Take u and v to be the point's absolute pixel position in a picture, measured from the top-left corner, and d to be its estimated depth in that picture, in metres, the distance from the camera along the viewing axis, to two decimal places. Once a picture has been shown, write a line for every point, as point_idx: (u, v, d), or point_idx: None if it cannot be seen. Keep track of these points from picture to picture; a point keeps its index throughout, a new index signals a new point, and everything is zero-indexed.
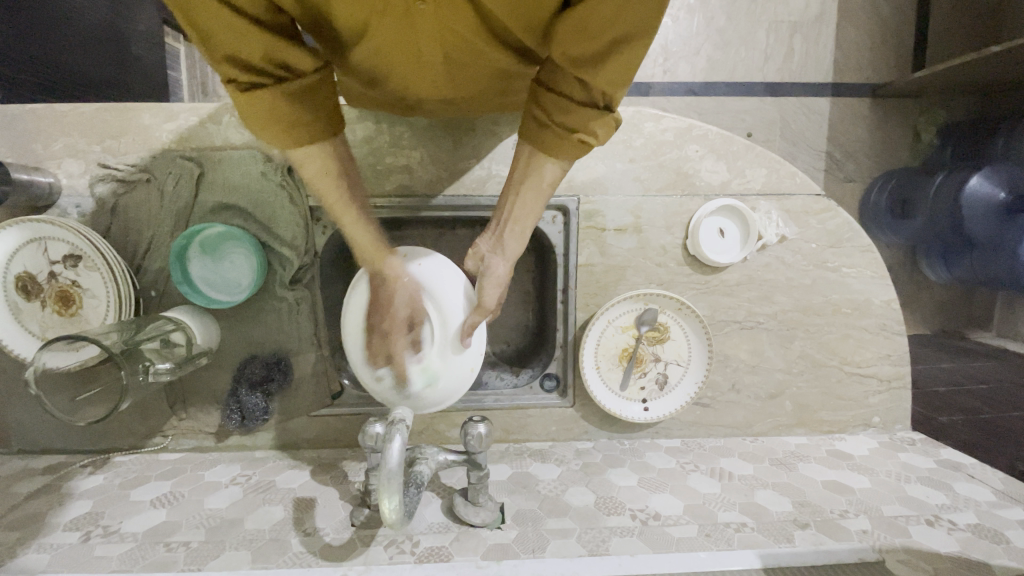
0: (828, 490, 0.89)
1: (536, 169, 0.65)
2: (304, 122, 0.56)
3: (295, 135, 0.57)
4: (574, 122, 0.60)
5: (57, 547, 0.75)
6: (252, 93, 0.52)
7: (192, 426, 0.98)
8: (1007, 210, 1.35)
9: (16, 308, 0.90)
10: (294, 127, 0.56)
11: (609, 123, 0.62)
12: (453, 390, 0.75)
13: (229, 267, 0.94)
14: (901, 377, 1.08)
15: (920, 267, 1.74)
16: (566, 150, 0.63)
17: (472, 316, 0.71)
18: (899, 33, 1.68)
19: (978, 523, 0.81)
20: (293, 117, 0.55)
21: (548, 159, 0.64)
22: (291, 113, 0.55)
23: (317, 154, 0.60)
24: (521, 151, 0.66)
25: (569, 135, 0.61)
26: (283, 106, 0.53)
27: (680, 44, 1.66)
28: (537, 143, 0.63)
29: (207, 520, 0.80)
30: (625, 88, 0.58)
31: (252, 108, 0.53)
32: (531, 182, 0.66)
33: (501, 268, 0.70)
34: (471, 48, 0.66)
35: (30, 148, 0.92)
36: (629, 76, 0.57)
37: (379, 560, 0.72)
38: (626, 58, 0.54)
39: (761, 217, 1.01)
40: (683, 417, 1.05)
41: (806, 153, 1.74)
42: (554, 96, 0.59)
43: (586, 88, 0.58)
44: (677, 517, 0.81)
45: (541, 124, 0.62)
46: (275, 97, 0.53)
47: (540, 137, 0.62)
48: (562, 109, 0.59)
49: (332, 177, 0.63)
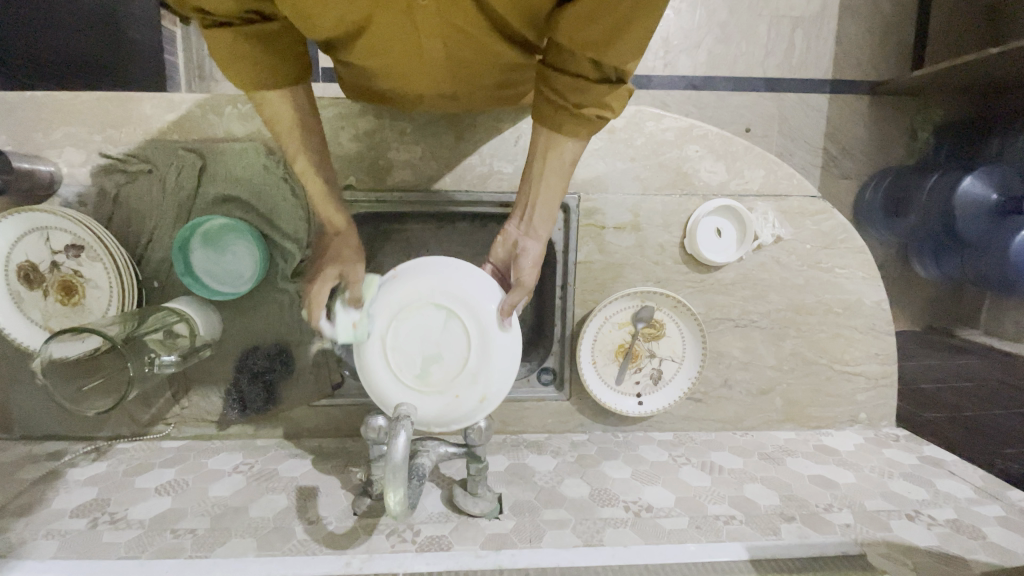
0: (814, 485, 0.92)
1: (557, 150, 0.69)
2: (266, 67, 0.64)
3: (258, 77, 0.65)
4: (588, 99, 0.62)
5: (65, 533, 0.77)
6: (215, 32, 0.60)
7: (194, 415, 1.00)
8: (1000, 210, 1.41)
9: (18, 297, 0.91)
10: (253, 69, 0.64)
11: (623, 95, 0.64)
12: (503, 374, 0.71)
13: (231, 260, 0.94)
14: (889, 375, 1.11)
15: (911, 265, 1.78)
16: (581, 128, 0.66)
17: (515, 295, 0.71)
18: (899, 31, 1.69)
19: (956, 519, 0.85)
20: (254, 59, 0.63)
21: (568, 138, 0.68)
22: (256, 56, 0.63)
23: (286, 99, 0.70)
24: (538, 137, 0.70)
25: (588, 113, 0.64)
26: (242, 46, 0.61)
27: (681, 37, 1.65)
28: (554, 127, 0.67)
29: (213, 507, 0.82)
30: (637, 61, 0.59)
31: (216, 46, 0.61)
32: (553, 161, 0.70)
33: (533, 247, 0.75)
34: (472, 44, 0.67)
35: (30, 136, 0.92)
36: (639, 50, 0.58)
37: (382, 548, 0.74)
38: (633, 36, 0.56)
39: (757, 218, 1.03)
40: (676, 411, 1.08)
41: (803, 149, 1.75)
42: (569, 79, 0.62)
43: (599, 68, 0.60)
44: (669, 510, 0.84)
45: (557, 108, 0.65)
46: (237, 42, 0.61)
47: (557, 120, 0.66)
48: (575, 89, 0.62)
49: (294, 126, 0.73)
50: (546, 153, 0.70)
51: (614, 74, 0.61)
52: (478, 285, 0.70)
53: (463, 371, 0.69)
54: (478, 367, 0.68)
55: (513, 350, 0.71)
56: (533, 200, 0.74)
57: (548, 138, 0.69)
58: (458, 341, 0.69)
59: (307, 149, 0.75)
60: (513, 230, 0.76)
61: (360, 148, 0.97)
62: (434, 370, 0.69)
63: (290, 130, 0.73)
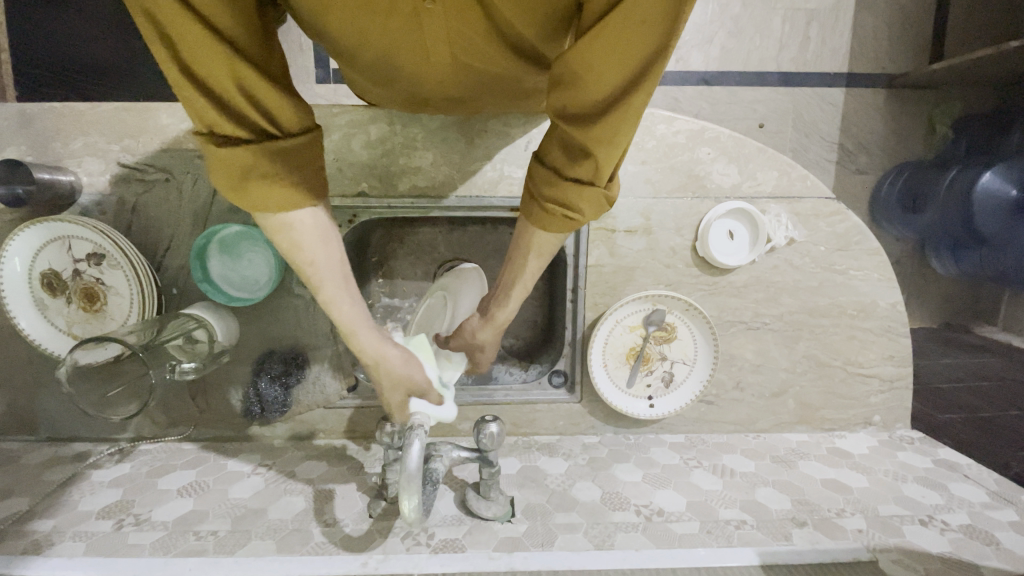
0: (826, 489, 0.92)
1: (525, 238, 0.66)
2: (289, 183, 0.55)
3: (275, 196, 0.56)
4: (556, 194, 0.59)
5: (92, 535, 0.79)
6: (231, 146, 0.52)
7: (212, 417, 1.02)
8: (1020, 206, 1.38)
9: (42, 304, 0.93)
10: (274, 187, 0.55)
11: (598, 201, 0.59)
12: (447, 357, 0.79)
13: (247, 266, 0.96)
14: (904, 377, 1.10)
15: (929, 261, 1.76)
16: (549, 224, 0.62)
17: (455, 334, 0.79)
18: (917, 23, 1.65)
19: (970, 524, 0.84)
20: (264, 172, 0.54)
21: (536, 231, 0.64)
22: (279, 172, 0.54)
23: (304, 223, 0.59)
24: (520, 220, 0.67)
25: (553, 209, 0.60)
26: (264, 160, 0.53)
27: (693, 32, 1.63)
28: (527, 215, 0.64)
29: (233, 509, 0.84)
30: (609, 166, 0.55)
31: (228, 162, 0.52)
32: (519, 249, 0.67)
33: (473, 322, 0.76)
34: (479, 50, 0.66)
35: (51, 147, 0.94)
36: (616, 150, 0.54)
37: (397, 550, 0.75)
38: (605, 130, 0.52)
39: (771, 221, 1.02)
40: (688, 413, 1.08)
41: (817, 145, 1.73)
42: (545, 171, 0.60)
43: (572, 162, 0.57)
44: (680, 514, 0.84)
45: (532, 197, 0.63)
46: (257, 154, 0.52)
47: (530, 207, 0.64)
48: (547, 181, 0.60)
49: (315, 240, 0.60)
50: (519, 239, 0.67)
51: (586, 175, 0.57)
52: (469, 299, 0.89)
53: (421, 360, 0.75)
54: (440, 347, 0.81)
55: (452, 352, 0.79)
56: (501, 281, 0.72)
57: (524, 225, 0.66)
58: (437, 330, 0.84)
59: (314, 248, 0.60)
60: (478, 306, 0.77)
61: (372, 154, 0.98)
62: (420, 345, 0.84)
63: (300, 244, 0.60)
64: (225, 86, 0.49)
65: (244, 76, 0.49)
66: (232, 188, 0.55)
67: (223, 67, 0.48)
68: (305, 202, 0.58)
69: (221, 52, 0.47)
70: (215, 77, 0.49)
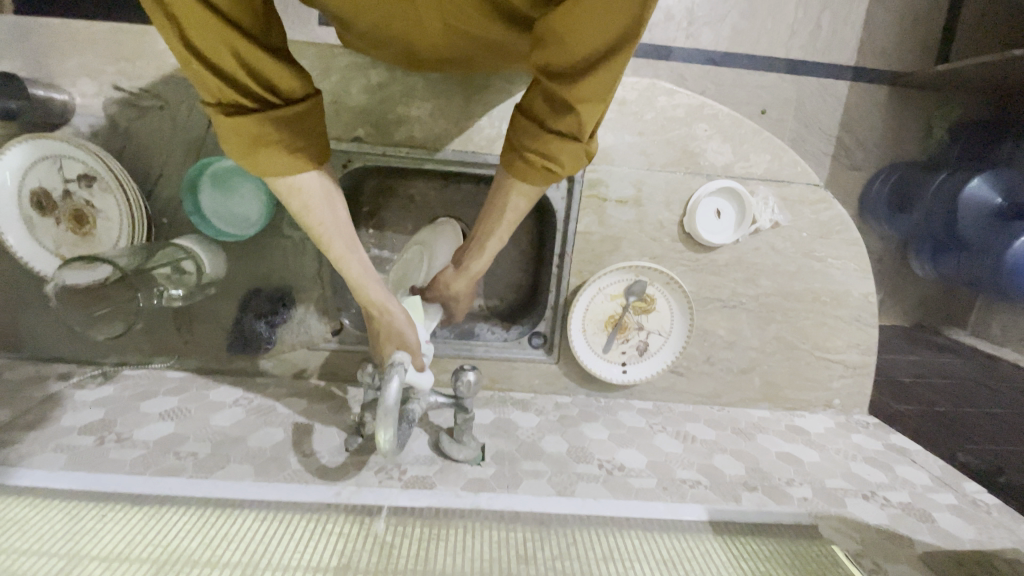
0: (780, 461, 0.98)
1: (506, 191, 0.68)
2: (294, 148, 0.57)
3: (286, 163, 0.58)
4: (539, 147, 0.62)
5: (74, 448, 0.81)
6: (236, 117, 0.52)
7: (197, 348, 1.04)
8: (1002, 214, 1.43)
9: (30, 222, 0.93)
10: (282, 154, 0.57)
11: (578, 155, 0.62)
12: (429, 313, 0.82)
13: (238, 203, 0.96)
14: (867, 365, 1.15)
15: (908, 260, 1.81)
16: (530, 177, 0.65)
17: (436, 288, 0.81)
18: (929, 22, 1.65)
19: (909, 502, 0.91)
20: (275, 143, 0.55)
21: (516, 182, 0.67)
22: (284, 139, 0.56)
23: (308, 185, 0.61)
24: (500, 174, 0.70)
25: (535, 160, 0.63)
26: (269, 130, 0.54)
27: (706, 9, 1.61)
28: (508, 167, 0.67)
29: (213, 435, 0.87)
30: (593, 118, 0.58)
31: (236, 133, 0.54)
32: (499, 202, 0.70)
33: (449, 271, 0.79)
34: (470, 20, 0.66)
35: (44, 63, 0.92)
36: (599, 104, 0.57)
37: (370, 483, 0.78)
38: (591, 84, 0.54)
39: (758, 203, 1.04)
40: (658, 382, 1.12)
41: (816, 136, 1.74)
42: (529, 123, 0.62)
43: (555, 116, 0.59)
44: (640, 471, 0.89)
45: (515, 149, 0.65)
46: (263, 124, 0.53)
47: (512, 160, 0.66)
48: (531, 134, 0.62)
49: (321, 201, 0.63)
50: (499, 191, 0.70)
51: (569, 128, 0.59)
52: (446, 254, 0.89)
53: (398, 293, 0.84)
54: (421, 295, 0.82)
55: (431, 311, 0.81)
56: (480, 229, 0.75)
57: (505, 177, 0.69)
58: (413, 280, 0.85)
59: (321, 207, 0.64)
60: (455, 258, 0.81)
61: (371, 100, 0.98)
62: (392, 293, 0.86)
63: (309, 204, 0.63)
64: (224, 58, 0.49)
65: (244, 50, 0.49)
66: (241, 155, 0.56)
67: (228, 49, 0.48)
68: (314, 164, 0.60)
69: (228, 36, 0.47)
70: (215, 50, 0.48)
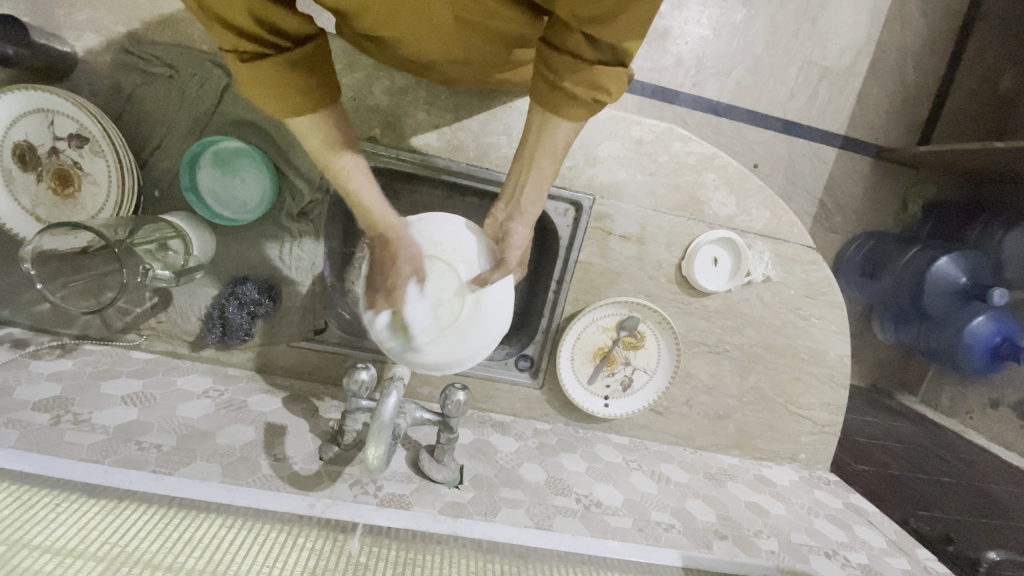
0: (748, 510, 1.00)
1: (550, 131, 0.67)
2: (312, 89, 0.57)
3: (301, 105, 0.58)
4: (585, 81, 0.61)
5: (26, 425, 0.75)
6: (256, 67, 0.54)
7: (170, 330, 0.98)
8: (965, 292, 1.53)
9: (9, 176, 0.87)
10: (300, 96, 0.57)
11: (622, 77, 0.63)
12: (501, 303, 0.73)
13: (239, 185, 0.92)
14: (834, 424, 1.19)
15: (872, 325, 1.89)
16: (577, 111, 0.64)
17: (495, 272, 0.70)
18: (914, 105, 1.77)
19: (867, 564, 0.94)
20: (301, 87, 0.56)
21: (563, 120, 0.65)
22: (301, 82, 0.56)
23: (320, 124, 0.61)
24: (533, 116, 0.68)
25: (582, 95, 0.62)
26: (284, 75, 0.55)
27: (715, 60, 1.67)
28: (549, 107, 0.65)
29: (179, 427, 0.82)
30: (636, 40, 0.59)
31: (259, 83, 0.55)
32: (546, 144, 0.68)
33: (520, 231, 0.72)
34: (483, 10, 0.63)
35: (50, 12, 0.87)
36: (638, 28, 0.58)
37: (344, 496, 0.76)
38: (635, 10, 0.56)
39: (753, 256, 1.07)
40: (637, 419, 1.13)
41: (802, 196, 1.80)
42: (563, 58, 0.61)
43: (596, 47, 0.59)
44: (616, 508, 0.89)
45: (553, 87, 0.63)
46: (278, 70, 0.54)
47: (552, 99, 0.64)
48: (572, 69, 0.61)
49: (331, 143, 0.63)
50: (540, 135, 0.68)
51: (612, 54, 0.60)
52: (458, 228, 0.71)
53: (466, 301, 0.70)
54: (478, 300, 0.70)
55: (504, 296, 0.73)
56: (520, 183, 0.71)
57: (542, 119, 0.67)
58: (462, 281, 0.69)
59: (333, 148, 0.63)
60: (500, 212, 0.73)
61: (390, 102, 0.96)
62: (444, 313, 0.69)
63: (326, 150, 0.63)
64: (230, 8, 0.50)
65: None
66: (266, 102, 0.57)
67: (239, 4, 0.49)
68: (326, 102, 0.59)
69: None
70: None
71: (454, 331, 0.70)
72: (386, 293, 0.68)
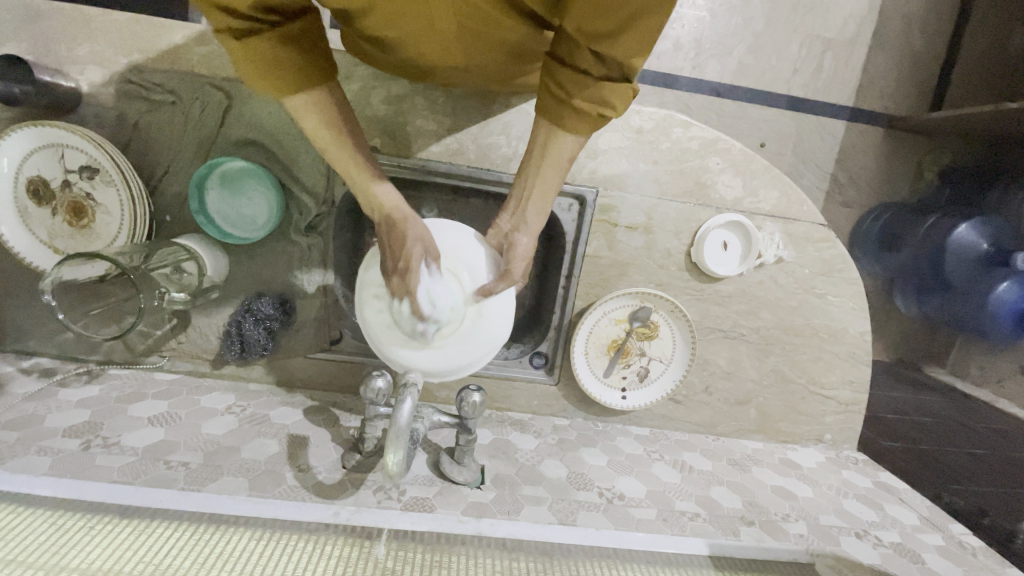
0: (775, 494, 0.99)
1: (555, 144, 0.67)
2: (303, 69, 0.59)
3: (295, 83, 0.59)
4: (589, 96, 0.61)
5: (58, 452, 0.78)
6: (247, 44, 0.55)
7: (190, 350, 1.01)
8: (988, 260, 1.49)
9: (25, 211, 0.90)
10: (291, 74, 0.58)
11: (627, 94, 0.62)
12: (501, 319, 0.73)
13: (246, 204, 0.94)
14: (859, 403, 1.17)
15: (893, 298, 1.85)
16: (581, 125, 0.64)
17: (498, 283, 0.70)
18: (923, 71, 1.72)
19: (900, 543, 0.92)
20: (293, 64, 0.58)
21: (567, 132, 0.65)
22: (292, 63, 0.57)
23: (318, 105, 0.62)
24: (540, 128, 0.68)
25: (588, 109, 0.62)
26: (275, 54, 0.56)
27: (714, 40, 1.64)
28: (554, 120, 0.65)
29: (206, 444, 0.84)
30: (643, 58, 0.58)
31: (248, 59, 0.56)
32: (552, 156, 0.68)
33: (523, 241, 0.71)
34: (486, 20, 0.63)
35: (53, 48, 0.89)
36: (645, 47, 0.57)
37: (368, 503, 0.77)
38: (641, 31, 0.55)
39: (764, 237, 1.06)
40: (656, 409, 1.12)
41: (812, 172, 1.77)
42: (569, 72, 0.61)
43: (602, 62, 0.59)
44: (639, 500, 0.89)
45: (559, 100, 0.63)
46: (268, 48, 0.55)
47: (557, 112, 0.64)
48: (576, 83, 0.61)
49: (331, 129, 0.65)
50: (546, 145, 0.67)
51: (617, 71, 0.60)
52: (467, 241, 0.71)
53: (468, 312, 0.70)
54: (479, 313, 0.70)
55: (505, 312, 0.73)
56: (525, 195, 0.71)
57: (548, 131, 0.67)
58: (466, 293, 0.69)
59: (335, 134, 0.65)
60: (503, 223, 0.73)
61: (389, 111, 0.97)
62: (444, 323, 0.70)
63: (330, 137, 0.65)
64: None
65: None
66: (255, 78, 0.58)
67: None
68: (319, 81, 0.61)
69: None
70: None
71: (453, 340, 0.71)
72: (400, 276, 0.65)
